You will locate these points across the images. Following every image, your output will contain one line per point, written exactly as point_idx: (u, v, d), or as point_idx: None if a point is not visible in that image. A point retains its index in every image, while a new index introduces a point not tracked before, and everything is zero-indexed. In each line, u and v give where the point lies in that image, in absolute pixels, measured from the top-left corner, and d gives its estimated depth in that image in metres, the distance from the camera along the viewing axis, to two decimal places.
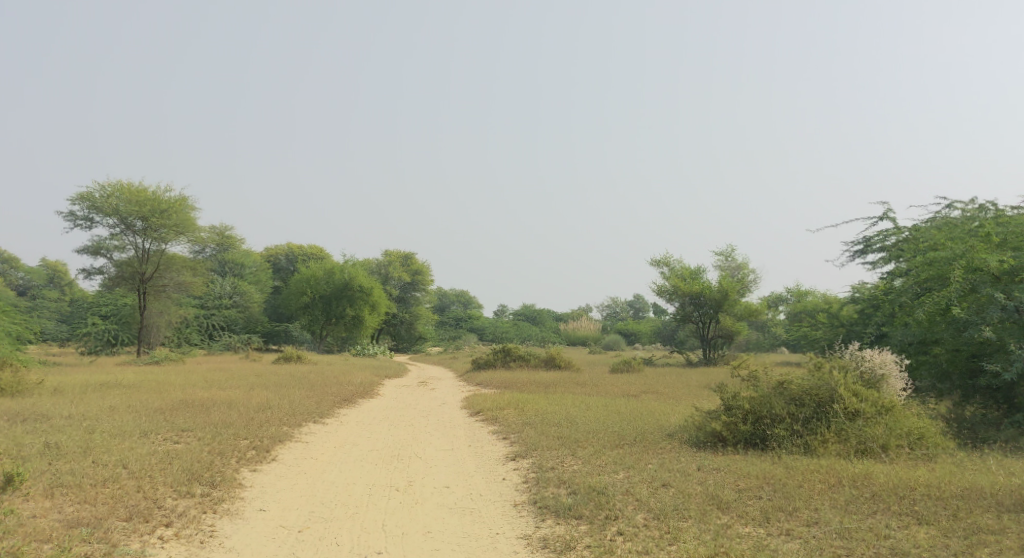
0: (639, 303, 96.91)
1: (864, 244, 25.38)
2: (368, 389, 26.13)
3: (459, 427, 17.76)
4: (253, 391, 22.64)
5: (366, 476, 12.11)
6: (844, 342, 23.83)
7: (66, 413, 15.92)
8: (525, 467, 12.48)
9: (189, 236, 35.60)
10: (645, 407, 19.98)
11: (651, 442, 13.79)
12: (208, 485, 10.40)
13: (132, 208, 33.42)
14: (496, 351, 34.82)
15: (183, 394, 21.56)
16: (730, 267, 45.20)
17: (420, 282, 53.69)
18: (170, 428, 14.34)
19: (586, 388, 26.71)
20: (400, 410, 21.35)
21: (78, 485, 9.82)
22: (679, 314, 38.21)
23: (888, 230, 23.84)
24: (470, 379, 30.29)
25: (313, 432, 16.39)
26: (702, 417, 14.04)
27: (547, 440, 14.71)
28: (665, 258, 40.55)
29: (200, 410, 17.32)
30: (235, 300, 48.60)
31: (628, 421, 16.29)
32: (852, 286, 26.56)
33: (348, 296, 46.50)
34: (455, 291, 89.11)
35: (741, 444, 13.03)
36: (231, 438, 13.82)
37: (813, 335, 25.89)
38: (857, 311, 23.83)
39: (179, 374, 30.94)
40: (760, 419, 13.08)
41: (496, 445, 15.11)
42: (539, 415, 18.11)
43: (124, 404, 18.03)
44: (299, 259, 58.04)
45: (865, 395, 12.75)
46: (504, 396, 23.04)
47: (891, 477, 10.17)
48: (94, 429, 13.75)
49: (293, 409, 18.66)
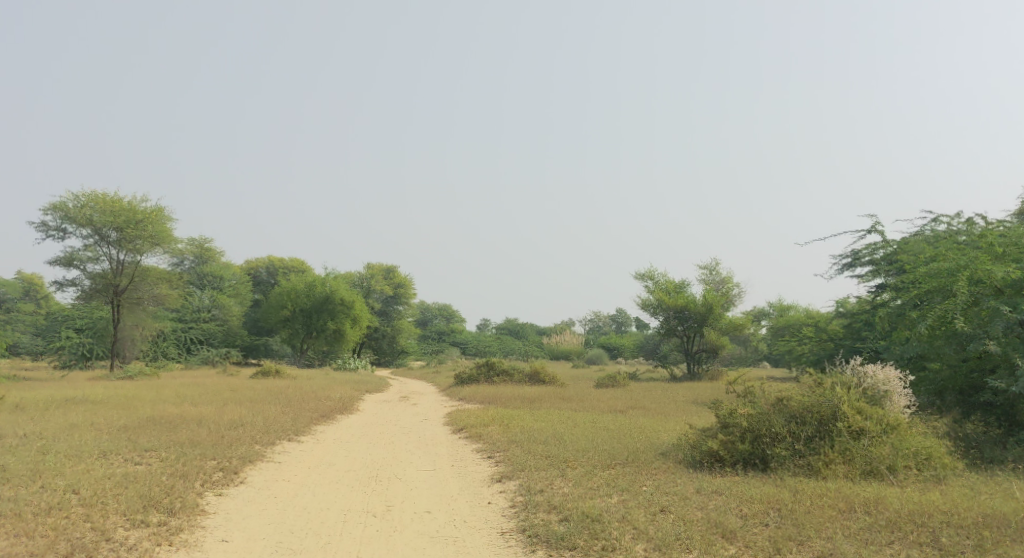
0: (621, 317, 96.49)
1: (851, 258, 24.80)
2: (348, 404, 25.27)
3: (441, 446, 16.95)
4: (226, 407, 21.74)
5: (341, 501, 11.28)
6: (834, 358, 23.23)
7: (24, 433, 15.02)
8: (511, 490, 11.71)
9: (165, 248, 34.59)
10: (635, 423, 19.27)
11: (644, 463, 13.06)
12: (166, 513, 9.57)
13: (106, 218, 32.42)
14: (479, 365, 33.98)
15: (152, 410, 20.65)
16: (714, 281, 44.69)
17: (402, 294, 52.94)
18: (133, 448, 13.47)
19: (571, 403, 25.96)
20: (379, 426, 20.51)
21: (19, 514, 8.95)
22: (663, 328, 37.59)
23: (876, 243, 23.29)
24: (452, 395, 29.48)
25: (286, 451, 15.56)
26: (696, 436, 13.34)
27: (535, 459, 13.96)
28: (649, 272, 39.93)
29: (168, 428, 16.45)
30: (214, 313, 47.51)
31: (619, 439, 15.55)
32: (839, 300, 26.02)
33: (328, 309, 45.57)
34: (437, 305, 88.24)
35: (739, 465, 12.33)
36: (197, 459, 12.96)
37: (801, 350, 25.20)
38: (846, 326, 23.17)
39: (152, 389, 29.94)
40: (758, 438, 12.38)
41: (481, 465, 14.33)
42: (525, 432, 17.37)
43: (88, 421, 17.12)
44: (279, 272, 57.10)
45: (869, 412, 12.03)
46: (488, 411, 22.29)
47: (906, 501, 9.50)
48: (50, 450, 12.88)
49: (267, 427, 17.82)
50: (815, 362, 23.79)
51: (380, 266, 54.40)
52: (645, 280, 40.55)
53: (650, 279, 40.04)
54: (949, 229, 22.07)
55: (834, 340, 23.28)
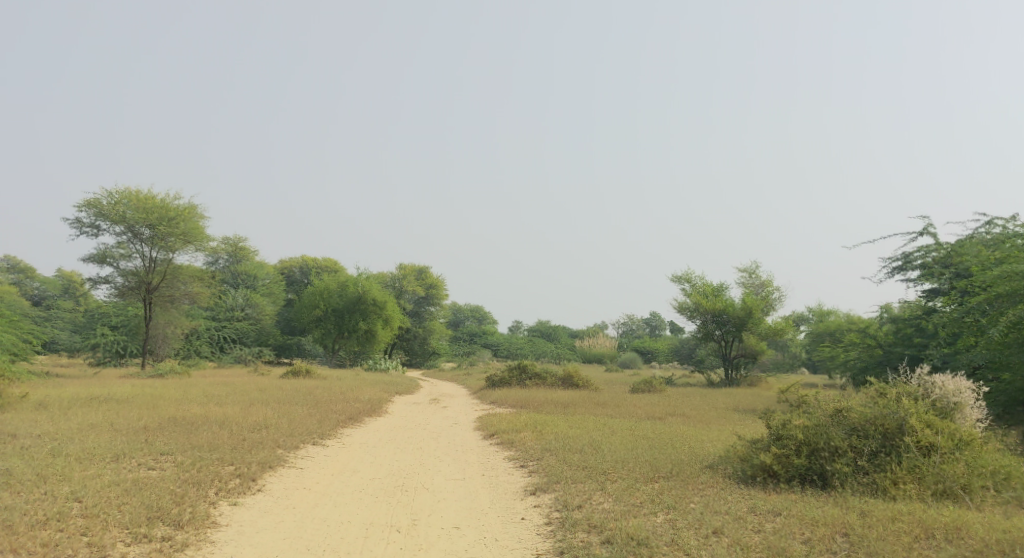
0: (655, 321, 95.17)
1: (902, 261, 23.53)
2: (377, 407, 24.52)
3: (472, 452, 16.09)
4: (251, 408, 21.06)
5: (364, 513, 10.51)
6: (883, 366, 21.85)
7: (38, 433, 14.44)
8: (547, 504, 10.84)
9: (198, 246, 34.18)
10: (676, 431, 18.28)
11: (689, 477, 12.12)
12: (172, 526, 8.87)
13: (139, 215, 32.06)
14: (511, 368, 33.08)
15: (176, 410, 20.11)
16: (753, 285, 43.48)
17: (435, 296, 52.12)
18: (148, 450, 12.81)
19: (607, 409, 24.99)
20: (408, 430, 19.74)
21: (13, 526, 8.27)
22: (700, 332, 36.41)
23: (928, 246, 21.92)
24: (483, 398, 28.61)
25: (310, 456, 14.85)
26: (747, 447, 12.40)
27: (571, 470, 13.06)
28: (686, 274, 38.77)
29: (188, 430, 15.82)
30: (247, 312, 47.07)
31: (661, 449, 14.61)
32: (886, 306, 24.73)
33: (360, 309, 45.01)
34: (469, 306, 87.55)
35: (795, 481, 11.36)
36: (214, 464, 12.28)
37: (844, 357, 23.90)
38: (895, 330, 21.84)
39: (179, 387, 29.51)
40: (816, 452, 11.38)
41: (513, 475, 13.47)
42: (560, 440, 16.48)
43: (107, 421, 16.55)
44: (312, 271, 56.67)
45: (940, 426, 10.98)
46: (521, 417, 21.42)
47: (992, 526, 8.51)
48: (61, 453, 12.24)
49: (292, 429, 17.13)
50: (860, 369, 22.44)
51: (412, 266, 53.60)
52: (683, 283, 39.40)
53: (688, 282, 38.90)
54: (1008, 231, 20.79)
55: (882, 346, 21.95)
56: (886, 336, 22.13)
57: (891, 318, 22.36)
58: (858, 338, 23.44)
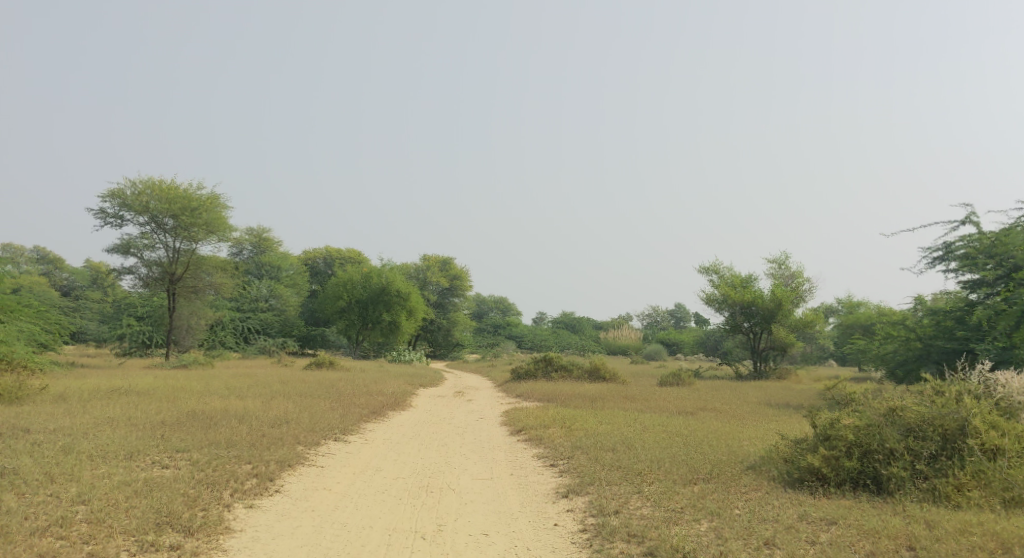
0: (680, 313, 94.19)
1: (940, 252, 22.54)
2: (401, 400, 23.93)
3: (499, 449, 15.45)
4: (272, 402, 20.56)
5: (387, 517, 9.90)
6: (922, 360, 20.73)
7: (52, 427, 14.00)
8: (581, 508, 10.20)
9: (221, 236, 33.78)
10: (711, 427, 17.51)
11: (731, 478, 11.42)
12: (182, 532, 8.30)
13: (163, 206, 31.69)
14: (537, 360, 32.44)
15: (196, 403, 19.65)
16: (783, 276, 42.52)
17: (459, 287, 51.45)
18: (163, 447, 12.32)
19: (637, 403, 24.25)
20: (432, 425, 19.12)
21: (10, 534, 7.74)
22: (728, 324, 35.55)
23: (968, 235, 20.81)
24: (508, 391, 28.02)
25: (331, 453, 14.31)
26: (791, 447, 11.69)
27: (604, 470, 12.40)
28: (714, 265, 37.92)
29: (206, 426, 15.31)
30: (272, 303, 46.70)
31: (697, 446, 13.89)
32: (924, 297, 23.76)
33: (384, 300, 44.50)
34: (493, 298, 87.01)
35: (846, 485, 10.63)
36: (230, 463, 11.74)
37: (880, 351, 22.94)
38: (934, 322, 20.82)
39: (202, 379, 29.19)
40: (869, 454, 10.67)
41: (543, 475, 12.83)
42: (591, 436, 15.82)
43: (125, 415, 16.11)
44: (336, 262, 56.26)
45: (1007, 428, 10.23)
46: (548, 411, 20.78)
47: None
48: (73, 449, 11.76)
49: (313, 425, 16.60)
50: (899, 364, 21.36)
51: (436, 258, 52.95)
52: (710, 274, 38.46)
53: (716, 273, 38.02)
54: None
55: (921, 340, 20.85)
56: (925, 328, 21.10)
57: (930, 310, 21.34)
58: (893, 332, 22.43)
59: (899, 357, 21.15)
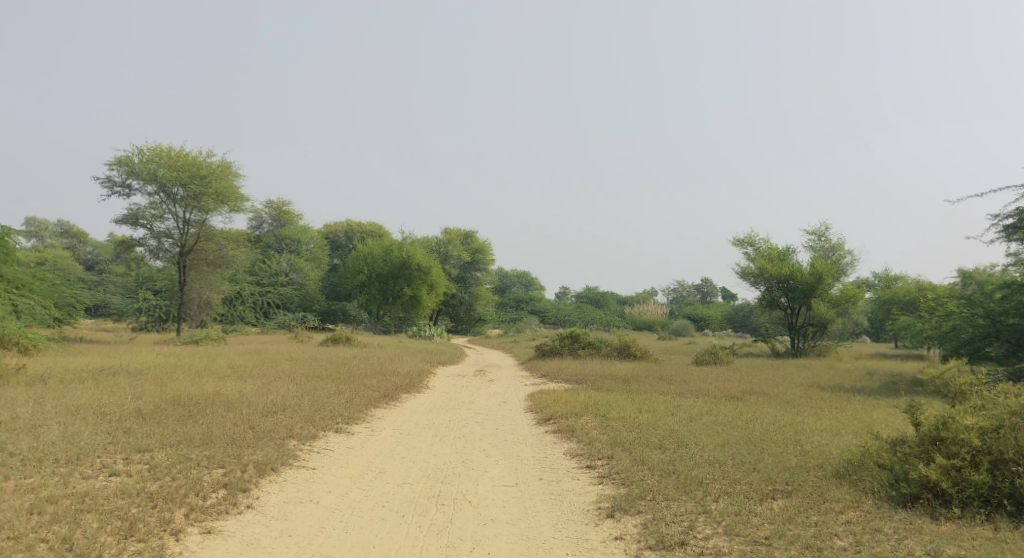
0: (707, 287, 91.60)
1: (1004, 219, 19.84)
2: (416, 381, 21.76)
3: (525, 444, 13.21)
4: (273, 385, 18.40)
5: (384, 547, 7.78)
6: (987, 341, 17.64)
7: (5, 419, 11.91)
8: (632, 538, 8.03)
9: (233, 207, 31.51)
10: (770, 418, 15.08)
11: (821, 491, 9.09)
12: None
13: (171, 174, 29.49)
14: (563, 337, 30.07)
15: (186, 386, 17.52)
16: (823, 249, 39.65)
17: (482, 261, 49.05)
18: (122, 444, 10.16)
19: (675, 385, 21.94)
20: (448, 411, 16.85)
21: None
22: (766, 299, 32.93)
23: None
24: (533, 370, 25.80)
25: (329, 450, 12.09)
26: (892, 453, 9.30)
27: (656, 477, 10.07)
28: (749, 237, 35.23)
29: (187, 416, 13.15)
30: (292, 277, 44.46)
31: (767, 448, 11.46)
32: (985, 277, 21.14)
33: (405, 275, 42.28)
34: (516, 272, 84.71)
35: (973, 505, 8.30)
36: (199, 469, 9.60)
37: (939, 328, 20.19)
38: (1003, 296, 17.78)
39: (206, 358, 27.08)
40: (1002, 465, 8.36)
41: (580, 481, 10.55)
42: (633, 429, 13.50)
43: (97, 401, 14.01)
44: (358, 236, 53.99)
45: None
46: (578, 395, 18.55)
47: None
48: (8, 449, 9.65)
49: (311, 412, 14.43)
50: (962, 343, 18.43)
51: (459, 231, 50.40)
52: (746, 246, 35.78)
53: (751, 244, 35.36)
54: None
55: (988, 316, 17.80)
56: (993, 303, 18.01)
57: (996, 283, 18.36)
58: (953, 308, 19.61)
59: (963, 335, 18.18)
